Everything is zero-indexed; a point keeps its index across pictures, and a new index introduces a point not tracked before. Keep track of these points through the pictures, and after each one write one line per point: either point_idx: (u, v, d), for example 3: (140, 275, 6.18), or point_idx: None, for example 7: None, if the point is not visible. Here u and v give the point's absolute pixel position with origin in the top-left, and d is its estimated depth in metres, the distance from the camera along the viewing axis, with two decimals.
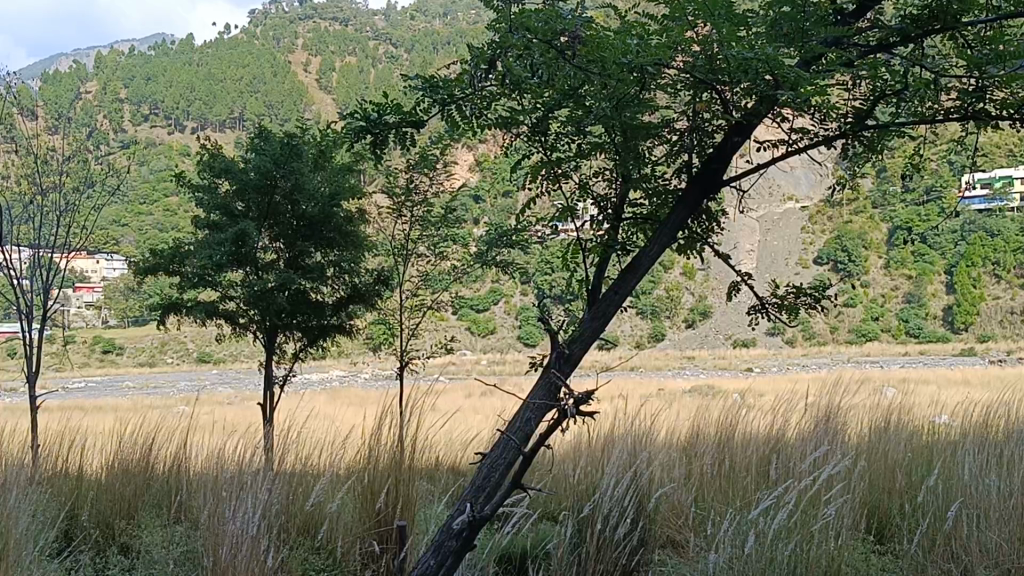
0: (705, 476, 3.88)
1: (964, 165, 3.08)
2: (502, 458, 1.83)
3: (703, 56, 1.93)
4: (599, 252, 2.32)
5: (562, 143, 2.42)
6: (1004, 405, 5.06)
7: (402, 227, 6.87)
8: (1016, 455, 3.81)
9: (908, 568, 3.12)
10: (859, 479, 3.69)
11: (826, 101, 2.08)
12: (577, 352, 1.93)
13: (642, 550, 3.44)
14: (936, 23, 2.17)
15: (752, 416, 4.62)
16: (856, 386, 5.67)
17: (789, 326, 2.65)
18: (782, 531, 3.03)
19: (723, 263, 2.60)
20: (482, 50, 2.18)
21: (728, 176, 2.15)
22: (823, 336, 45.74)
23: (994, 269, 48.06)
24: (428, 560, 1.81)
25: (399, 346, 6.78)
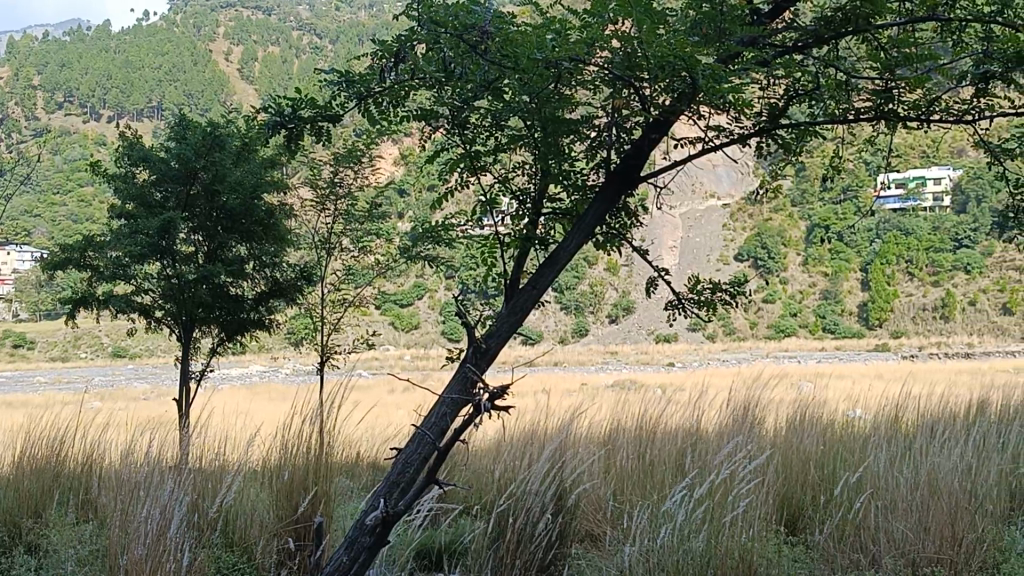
0: (622, 470, 3.90)
1: (878, 165, 3.15)
2: (416, 454, 1.81)
3: (622, 52, 1.92)
4: (517, 246, 2.31)
5: (481, 137, 2.41)
6: (915, 399, 5.20)
7: (325, 221, 6.79)
8: (923, 447, 3.89)
9: (819, 557, 3.17)
10: (774, 472, 3.74)
11: (741, 101, 2.10)
12: (493, 347, 1.93)
13: (559, 544, 3.44)
14: (848, 25, 2.18)
15: (672, 412, 4.67)
16: (773, 380, 5.76)
17: (704, 320, 2.68)
18: (695, 523, 3.04)
19: (641, 260, 2.62)
20: (391, 39, 2.16)
21: (645, 172, 2.16)
22: (743, 331, 46.55)
23: (906, 267, 49.52)
24: (341, 557, 1.79)
25: (320, 340, 6.69)
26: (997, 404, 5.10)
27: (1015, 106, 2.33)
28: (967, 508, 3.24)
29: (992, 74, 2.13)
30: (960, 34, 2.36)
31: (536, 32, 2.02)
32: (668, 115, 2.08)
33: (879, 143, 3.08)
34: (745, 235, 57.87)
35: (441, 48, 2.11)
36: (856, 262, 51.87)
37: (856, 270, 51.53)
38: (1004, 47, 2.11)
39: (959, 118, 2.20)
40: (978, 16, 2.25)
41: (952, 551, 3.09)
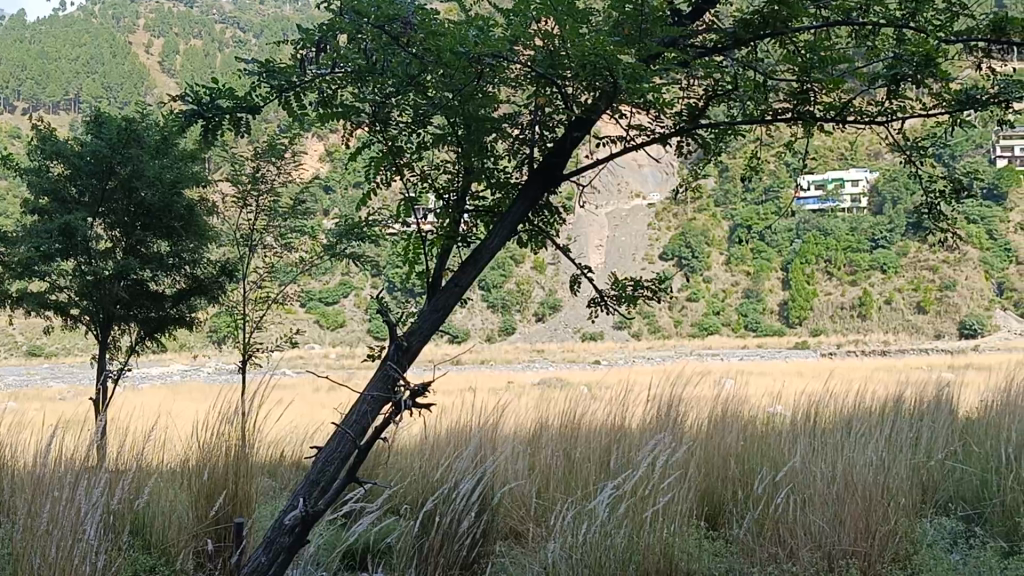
0: (547, 467, 3.91)
1: (797, 166, 3.21)
2: (337, 451, 1.80)
3: (546, 50, 1.93)
4: (441, 244, 2.31)
5: (404, 133, 2.40)
6: (831, 396, 5.32)
7: (247, 217, 6.67)
8: (840, 442, 3.97)
9: (739, 551, 3.21)
10: (696, 467, 3.80)
11: (663, 100, 2.12)
12: (415, 345, 1.93)
13: (483, 541, 3.45)
14: (767, 28, 2.24)
15: (596, 410, 4.69)
16: (696, 378, 5.83)
17: (626, 318, 2.71)
18: (617, 519, 3.07)
19: (564, 257, 2.63)
20: (311, 30, 2.12)
21: (567, 170, 2.18)
22: (668, 330, 47.10)
23: (826, 267, 50.64)
24: (259, 557, 1.76)
25: (243, 338, 6.59)
26: (910, 400, 5.22)
27: (924, 109, 2.41)
28: (881, 501, 3.32)
29: (902, 76, 2.19)
30: (873, 38, 2.42)
31: (459, 28, 2.02)
32: (591, 114, 2.10)
33: (797, 145, 3.15)
34: (670, 234, 58.59)
35: (363, 40, 2.11)
36: (778, 262, 52.89)
37: (777, 270, 52.52)
38: (914, 51, 2.17)
39: (872, 120, 2.27)
40: (889, 21, 2.32)
41: (867, 543, 3.15)
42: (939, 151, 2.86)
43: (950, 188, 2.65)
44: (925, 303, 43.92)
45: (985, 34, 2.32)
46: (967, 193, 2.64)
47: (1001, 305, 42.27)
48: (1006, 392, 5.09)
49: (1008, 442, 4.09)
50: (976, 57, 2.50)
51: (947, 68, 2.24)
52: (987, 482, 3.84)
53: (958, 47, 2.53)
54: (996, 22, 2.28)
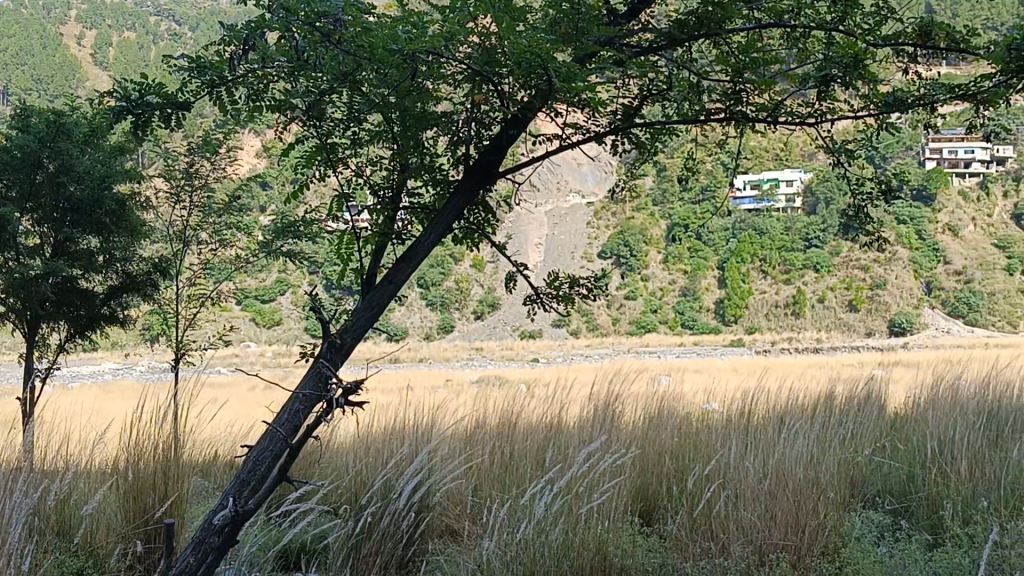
0: (483, 465, 3.90)
1: (730, 167, 3.26)
2: (268, 450, 1.79)
3: (482, 47, 1.92)
4: (376, 241, 2.30)
5: (339, 130, 2.38)
6: (765, 393, 5.38)
7: (181, 213, 6.55)
8: (773, 439, 4.02)
9: (671, 546, 3.23)
10: (631, 464, 3.82)
11: (598, 98, 2.14)
12: (348, 342, 1.92)
13: (419, 540, 3.43)
14: (702, 28, 2.27)
15: (532, 409, 4.70)
16: (633, 375, 5.87)
17: (562, 316, 2.73)
18: (552, 516, 3.08)
19: (501, 256, 2.65)
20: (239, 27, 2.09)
21: (503, 168, 2.18)
22: (606, 329, 47.44)
23: (761, 265, 51.47)
24: (187, 557, 1.74)
25: (176, 336, 6.50)
26: (842, 396, 5.31)
27: (854, 110, 2.47)
28: (811, 496, 3.37)
29: (831, 77, 2.25)
30: (804, 40, 2.47)
31: (393, 24, 2.00)
32: (527, 111, 2.10)
33: (732, 146, 3.19)
34: (608, 233, 59.03)
35: (294, 36, 2.07)
36: (714, 261, 53.59)
37: (713, 268, 53.21)
38: (844, 52, 2.22)
39: (802, 120, 2.32)
40: (820, 24, 2.37)
41: (797, 537, 3.19)
42: (867, 152, 2.93)
43: (877, 188, 2.72)
44: (857, 303, 45.37)
45: (911, 38, 2.38)
46: (893, 193, 2.71)
47: (929, 304, 43.94)
48: (933, 389, 5.20)
49: (934, 435, 4.15)
50: (903, 60, 2.56)
51: (875, 70, 2.29)
52: (914, 476, 3.89)
53: (886, 51, 2.59)
54: (922, 26, 2.34)
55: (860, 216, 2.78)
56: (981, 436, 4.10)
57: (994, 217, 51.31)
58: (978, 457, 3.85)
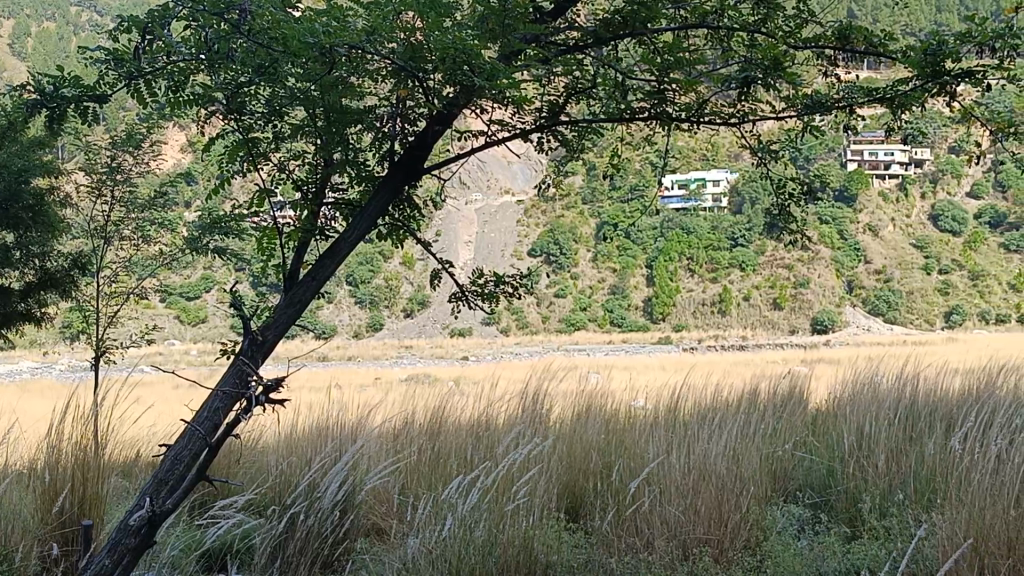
0: (411, 464, 3.89)
1: (658, 166, 3.29)
2: (187, 450, 1.76)
3: (406, 43, 1.91)
4: (298, 237, 2.28)
5: (261, 124, 2.36)
6: (690, 391, 5.44)
7: (102, 208, 6.36)
8: (696, 435, 4.07)
9: (596, 542, 3.25)
10: (557, 461, 3.84)
11: (522, 95, 2.15)
12: (270, 339, 1.91)
13: (344, 539, 3.40)
14: (625, 27, 2.30)
15: (460, 408, 4.69)
16: (561, 373, 5.90)
17: (487, 313, 2.75)
18: (477, 514, 3.08)
19: (427, 252, 2.66)
20: (157, 20, 2.05)
21: (427, 164, 2.19)
22: (536, 327, 47.65)
23: (688, 264, 52.17)
24: (103, 559, 1.69)
25: (97, 333, 6.33)
26: (765, 392, 5.40)
27: (775, 111, 2.51)
28: (733, 491, 3.41)
29: (753, 80, 2.27)
30: (728, 41, 2.50)
31: (313, 18, 1.97)
32: (452, 108, 2.10)
33: (659, 146, 3.23)
34: (538, 231, 59.26)
35: (207, 28, 2.03)
36: (642, 259, 54.17)
37: (642, 266, 53.78)
38: (763, 55, 2.26)
39: (725, 120, 2.36)
40: (742, 26, 2.41)
41: (719, 531, 3.23)
42: (790, 153, 3.00)
43: (799, 188, 2.78)
44: (781, 302, 46.27)
45: (830, 42, 2.44)
46: (815, 193, 2.77)
47: (849, 303, 45.19)
48: (852, 385, 5.32)
49: (852, 429, 4.23)
50: (823, 63, 2.63)
51: (795, 73, 2.35)
52: (832, 471, 3.97)
53: (808, 54, 2.64)
54: (841, 30, 2.40)
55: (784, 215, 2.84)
56: (898, 428, 4.19)
57: (912, 219, 52.81)
58: (894, 450, 3.94)
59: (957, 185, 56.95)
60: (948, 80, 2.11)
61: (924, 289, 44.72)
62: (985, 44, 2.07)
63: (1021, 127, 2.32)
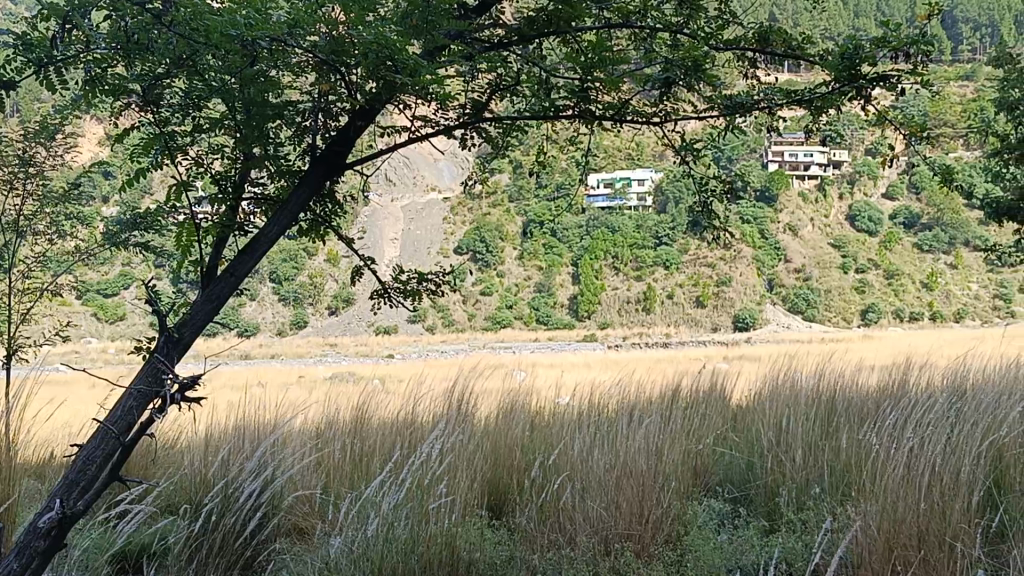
0: (334, 463, 3.85)
1: (582, 165, 3.31)
2: (99, 450, 1.72)
3: (328, 37, 1.88)
4: (216, 232, 2.24)
5: (177, 117, 2.31)
6: (615, 389, 5.49)
7: (13, 202, 6.16)
8: (619, 431, 4.11)
9: (519, 538, 3.25)
10: (481, 458, 3.84)
11: (446, 92, 2.15)
12: (188, 337, 1.88)
13: (265, 540, 3.35)
14: (550, 25, 2.32)
15: (384, 407, 4.67)
16: (486, 370, 5.91)
17: (409, 310, 2.76)
18: (400, 512, 3.06)
19: (349, 250, 2.66)
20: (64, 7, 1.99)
21: (348, 160, 2.17)
22: (462, 325, 47.62)
23: (613, 262, 52.66)
24: (10, 565, 1.63)
25: (7, 332, 6.13)
26: (687, 389, 5.48)
27: (697, 112, 2.55)
28: (654, 487, 3.45)
29: (675, 79, 2.29)
30: (650, 41, 2.53)
31: (232, 10, 1.93)
32: (374, 103, 2.09)
33: (583, 144, 3.26)
34: (465, 228, 59.27)
35: (123, 18, 1.98)
36: (567, 258, 54.51)
37: (567, 265, 54.11)
38: (684, 56, 2.28)
39: (647, 119, 2.42)
40: (664, 26, 2.44)
41: (640, 526, 3.25)
42: (712, 153, 3.04)
43: (721, 187, 2.83)
44: (704, 300, 46.94)
45: (751, 43, 2.48)
46: (736, 193, 2.83)
47: (770, 301, 46.05)
48: (772, 381, 5.43)
49: (771, 425, 4.31)
50: (744, 65, 2.67)
51: (715, 74, 2.38)
52: (752, 466, 4.04)
53: (729, 57, 2.68)
54: (761, 33, 2.44)
55: (706, 214, 2.88)
56: (816, 423, 4.29)
57: (830, 219, 54.09)
58: (811, 444, 4.02)
59: (872, 186, 58.54)
60: (863, 84, 2.16)
61: (842, 287, 45.81)
62: (900, 51, 2.13)
63: (931, 132, 2.39)
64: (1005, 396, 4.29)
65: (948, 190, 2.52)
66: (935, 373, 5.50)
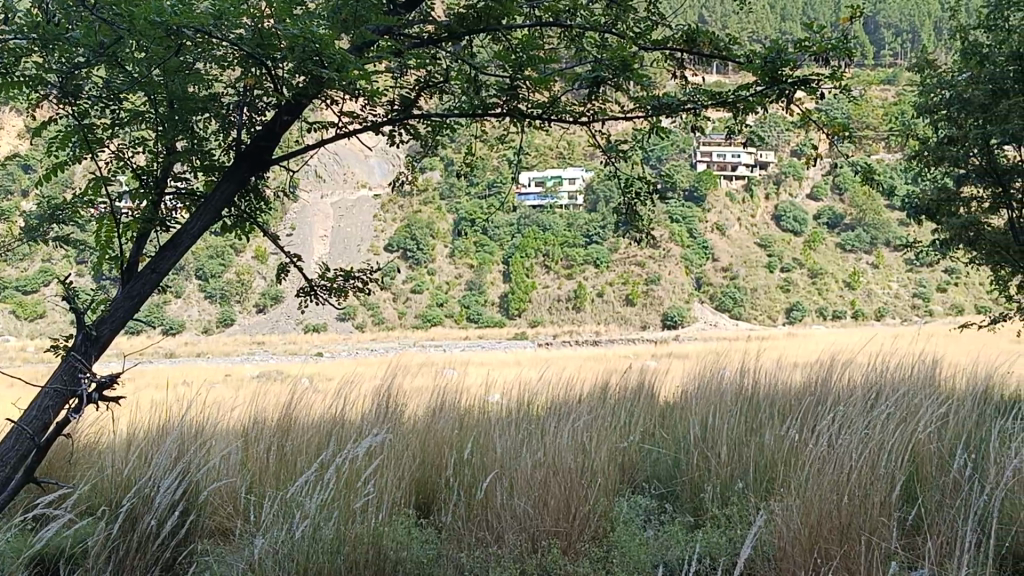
0: (260, 463, 3.81)
1: (512, 163, 3.32)
2: (13, 452, 1.68)
3: (254, 29, 1.85)
4: (137, 228, 2.20)
5: (97, 109, 2.26)
6: (545, 387, 5.50)
7: None
8: (547, 429, 4.12)
9: (446, 536, 3.24)
10: (408, 457, 3.82)
11: (375, 88, 2.13)
12: (105, 335, 1.85)
13: (187, 541, 3.28)
14: (480, 22, 2.31)
15: (311, 406, 4.62)
16: (415, 369, 5.89)
17: (337, 307, 2.76)
18: (325, 512, 3.03)
19: (276, 247, 2.64)
20: None
21: (274, 156, 2.15)
22: (391, 322, 47.47)
23: (544, 261, 52.90)
24: None
25: None
26: (616, 385, 5.52)
27: (624, 111, 2.57)
28: (581, 483, 3.47)
29: (602, 79, 2.30)
30: (580, 40, 2.54)
31: None
32: (301, 98, 2.07)
33: (513, 142, 3.26)
34: (395, 226, 58.99)
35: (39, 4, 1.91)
36: (498, 256, 54.59)
37: (498, 262, 54.18)
38: (612, 56, 2.29)
39: (575, 119, 2.42)
40: (593, 26, 2.45)
41: (566, 523, 3.26)
42: (641, 153, 3.06)
43: (647, 187, 2.84)
44: (633, 297, 47.36)
45: (679, 44, 2.51)
46: (661, 193, 2.85)
47: (698, 299, 46.68)
48: (699, 379, 5.50)
49: (697, 421, 4.36)
50: (673, 65, 2.71)
51: (644, 73, 2.40)
52: (678, 462, 4.08)
53: (657, 56, 2.71)
54: (689, 34, 2.47)
55: (633, 213, 2.89)
56: (741, 419, 4.35)
57: (757, 219, 55.00)
58: (736, 440, 4.08)
59: (797, 187, 59.74)
60: (786, 86, 2.20)
61: (768, 286, 46.62)
62: (821, 54, 2.17)
63: (852, 134, 2.43)
64: (921, 392, 4.40)
65: (869, 191, 2.57)
66: (856, 370, 5.62)
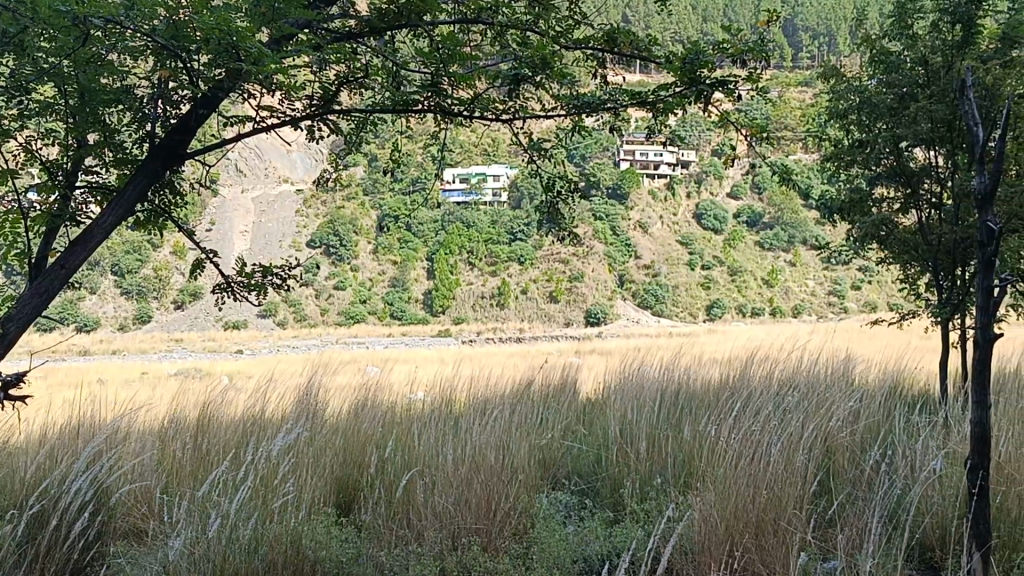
0: (177, 462, 3.75)
1: (434, 160, 3.30)
2: None
3: (170, 21, 1.81)
4: (46, 222, 2.15)
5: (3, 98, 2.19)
6: (467, 385, 5.50)
7: None
8: (468, 427, 4.12)
9: (365, 534, 3.22)
10: (329, 455, 3.78)
11: (293, 82, 2.10)
12: (12, 332, 1.81)
13: (100, 544, 3.21)
14: (400, 19, 2.33)
15: (229, 404, 4.55)
16: (337, 365, 5.85)
17: (253, 304, 2.72)
18: (242, 513, 2.99)
19: (191, 241, 2.60)
20: None
21: (189, 149, 2.12)
22: (313, 320, 46.87)
23: (468, 257, 52.83)
24: None
25: None
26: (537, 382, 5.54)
27: (546, 109, 2.58)
28: (502, 482, 3.47)
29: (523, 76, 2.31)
30: (503, 38, 2.55)
31: None
32: (217, 92, 2.03)
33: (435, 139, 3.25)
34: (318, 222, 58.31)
35: None
36: (422, 253, 54.35)
37: (422, 259, 53.94)
38: (533, 54, 2.30)
39: (497, 116, 2.42)
40: (515, 24, 2.45)
41: (487, 520, 3.26)
42: (563, 152, 3.07)
43: (568, 187, 2.86)
44: (557, 295, 47.55)
45: (600, 44, 2.52)
46: (584, 192, 2.85)
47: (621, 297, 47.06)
48: (618, 376, 5.55)
49: (617, 418, 4.40)
50: (593, 65, 2.73)
51: (565, 70, 2.43)
52: (599, 457, 4.13)
53: (578, 56, 2.73)
54: (609, 33, 2.49)
55: (556, 210, 2.89)
56: (660, 415, 4.41)
57: (678, 218, 55.70)
58: (655, 435, 4.14)
59: (716, 186, 60.63)
60: (704, 88, 2.24)
61: (690, 284, 47.19)
62: (739, 56, 2.20)
63: (769, 134, 2.47)
64: (835, 387, 4.50)
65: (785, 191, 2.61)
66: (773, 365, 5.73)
